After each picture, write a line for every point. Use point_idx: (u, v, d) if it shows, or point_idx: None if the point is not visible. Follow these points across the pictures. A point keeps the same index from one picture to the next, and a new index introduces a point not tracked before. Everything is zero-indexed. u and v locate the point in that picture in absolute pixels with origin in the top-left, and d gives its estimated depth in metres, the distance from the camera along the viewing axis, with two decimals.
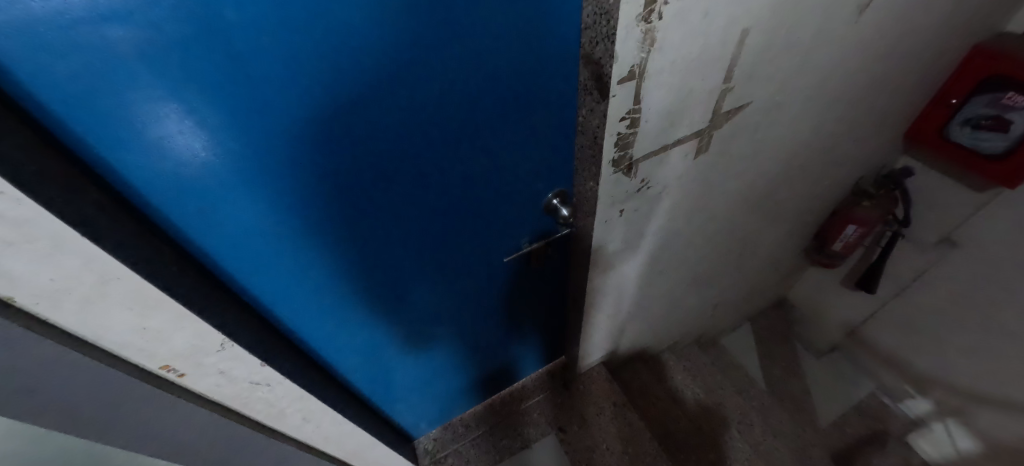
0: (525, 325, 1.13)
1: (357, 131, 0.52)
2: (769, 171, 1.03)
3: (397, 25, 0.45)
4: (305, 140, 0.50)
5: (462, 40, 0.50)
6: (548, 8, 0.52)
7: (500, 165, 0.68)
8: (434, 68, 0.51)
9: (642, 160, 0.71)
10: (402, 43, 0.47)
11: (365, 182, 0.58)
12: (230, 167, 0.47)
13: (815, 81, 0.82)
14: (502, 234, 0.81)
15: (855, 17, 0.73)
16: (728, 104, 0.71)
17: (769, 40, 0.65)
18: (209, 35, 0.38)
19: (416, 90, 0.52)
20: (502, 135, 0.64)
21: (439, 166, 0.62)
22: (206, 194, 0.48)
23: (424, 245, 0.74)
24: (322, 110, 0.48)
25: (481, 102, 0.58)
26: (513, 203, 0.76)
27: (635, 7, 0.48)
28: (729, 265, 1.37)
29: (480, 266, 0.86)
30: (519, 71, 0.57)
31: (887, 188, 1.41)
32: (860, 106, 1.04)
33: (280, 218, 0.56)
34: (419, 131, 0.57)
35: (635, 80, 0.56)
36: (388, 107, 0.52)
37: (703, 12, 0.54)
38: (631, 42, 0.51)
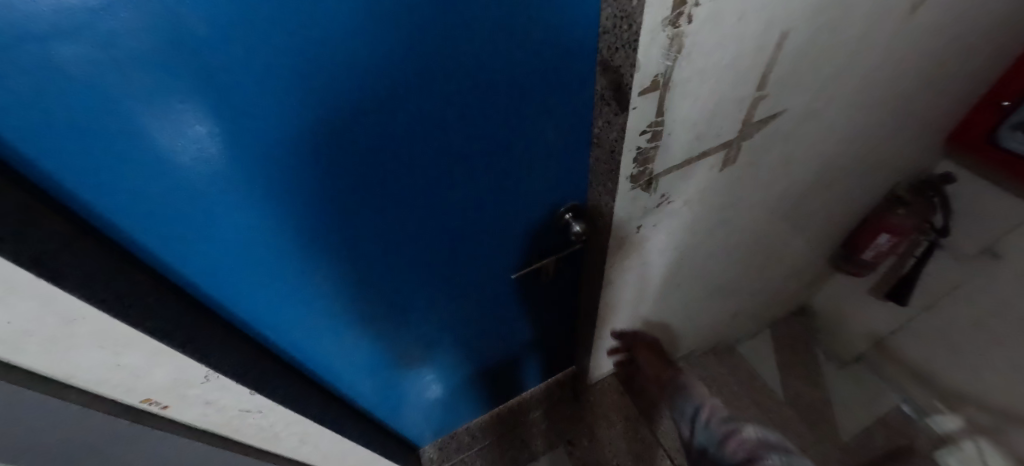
0: (534, 339, 1.08)
1: (353, 157, 0.47)
2: (800, 180, 0.95)
3: (399, 40, 0.39)
4: (295, 168, 0.45)
5: (474, 55, 0.44)
6: None
7: (511, 184, 0.62)
8: (440, 85, 0.45)
9: (663, 175, 0.64)
10: (405, 60, 0.41)
11: (362, 207, 0.54)
12: (211, 192, 0.43)
13: (857, 85, 0.75)
14: (511, 253, 0.76)
15: (907, 14, 0.65)
16: (761, 112, 0.65)
17: (811, 43, 0.58)
18: (177, 60, 0.33)
19: (419, 109, 0.46)
20: (515, 155, 0.58)
21: (444, 186, 0.57)
22: (187, 224, 0.44)
23: (426, 265, 0.69)
24: (313, 133, 0.43)
25: (492, 121, 0.52)
26: (522, 219, 0.71)
27: (662, 10, 0.42)
28: (751, 275, 1.30)
29: (488, 283, 0.81)
30: (530, 81, 0.52)
31: (924, 195, 1.30)
32: (902, 110, 0.95)
33: (271, 243, 0.52)
34: (421, 154, 0.51)
35: (658, 91, 0.50)
36: (387, 128, 0.46)
37: (739, 14, 0.47)
38: (655, 48, 0.45)
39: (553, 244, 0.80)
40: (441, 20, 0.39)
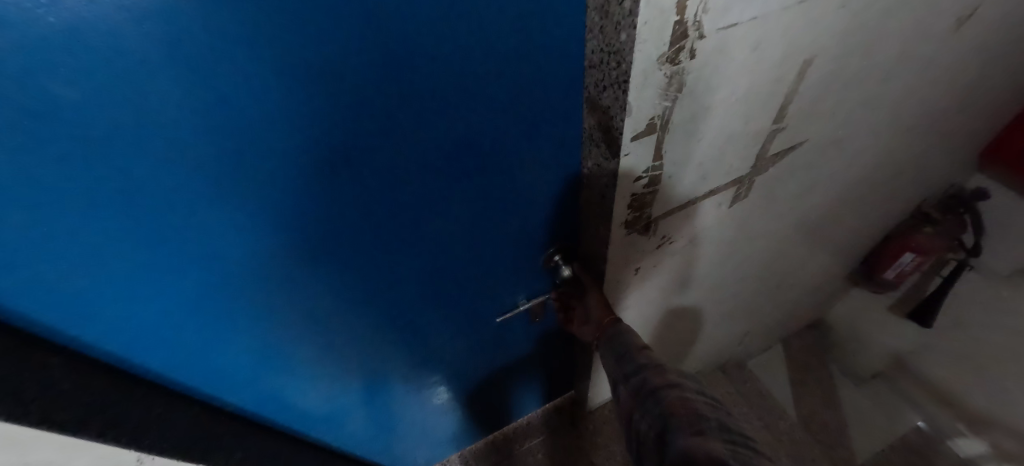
0: (527, 372, 1.02)
1: (276, 210, 0.42)
2: (821, 206, 0.87)
3: (319, 95, 0.34)
4: (210, 223, 0.41)
5: (414, 105, 0.39)
6: (542, 48, 0.39)
7: (477, 227, 0.56)
8: (379, 138, 0.40)
9: (664, 217, 0.57)
10: (330, 115, 0.36)
11: (297, 258, 0.49)
12: (127, 255, 0.40)
13: (890, 107, 0.66)
14: (493, 291, 0.70)
15: (953, 31, 0.57)
16: (778, 145, 0.57)
17: (839, 69, 0.50)
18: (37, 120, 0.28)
19: (358, 165, 0.42)
20: (477, 200, 0.52)
21: (401, 234, 0.52)
22: (91, 284, 0.40)
23: (395, 309, 0.65)
24: (236, 194, 0.39)
25: (440, 169, 0.46)
26: (507, 261, 0.65)
27: (658, 45, 0.35)
28: (763, 299, 1.21)
29: (468, 324, 0.76)
30: (504, 128, 0.45)
31: (953, 212, 1.21)
32: (940, 127, 0.85)
33: (198, 298, 0.47)
34: (360, 205, 0.46)
35: (655, 134, 0.43)
36: (323, 184, 0.42)
37: (753, 44, 0.40)
38: (651, 89, 0.38)
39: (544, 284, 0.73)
40: (359, 70, 0.34)
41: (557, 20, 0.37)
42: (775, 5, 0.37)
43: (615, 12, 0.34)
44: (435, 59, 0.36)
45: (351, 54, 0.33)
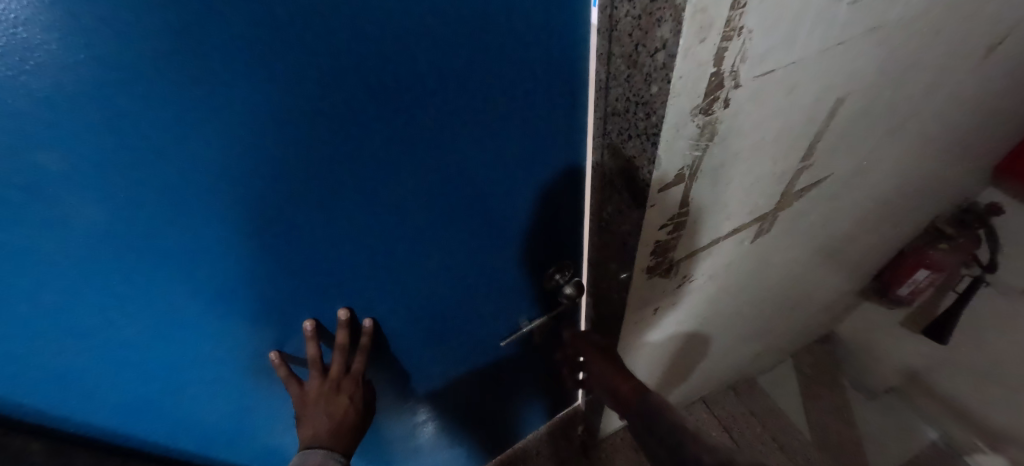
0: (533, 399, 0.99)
1: (249, 267, 0.39)
2: (840, 232, 0.84)
3: (321, 145, 0.33)
4: (179, 285, 0.37)
5: (418, 150, 0.38)
6: (546, 78, 0.39)
7: (473, 264, 0.54)
8: (383, 188, 0.39)
9: (685, 258, 0.55)
10: (332, 166, 0.35)
11: (274, 317, 0.45)
12: (116, 317, 0.37)
13: (915, 135, 0.64)
14: (500, 323, 0.68)
15: (982, 58, 0.55)
16: (805, 180, 0.54)
17: (870, 104, 0.48)
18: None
19: (360, 216, 0.40)
20: (467, 237, 0.49)
21: (401, 281, 0.50)
22: (46, 352, 0.36)
23: (393, 352, 0.61)
24: (233, 251, 0.37)
25: (443, 214, 0.45)
26: (509, 288, 0.61)
27: (692, 98, 0.32)
28: (777, 321, 1.19)
29: (476, 359, 0.73)
30: (507, 168, 0.44)
31: (967, 228, 1.12)
32: (963, 148, 0.83)
33: (172, 362, 0.44)
34: (351, 256, 0.44)
35: (683, 183, 0.41)
36: (323, 236, 0.40)
37: (790, 88, 0.37)
38: (682, 141, 0.35)
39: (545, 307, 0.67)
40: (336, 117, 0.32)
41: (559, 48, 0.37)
42: (814, 49, 0.35)
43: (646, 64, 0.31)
44: (427, 99, 0.34)
45: (334, 100, 0.31)
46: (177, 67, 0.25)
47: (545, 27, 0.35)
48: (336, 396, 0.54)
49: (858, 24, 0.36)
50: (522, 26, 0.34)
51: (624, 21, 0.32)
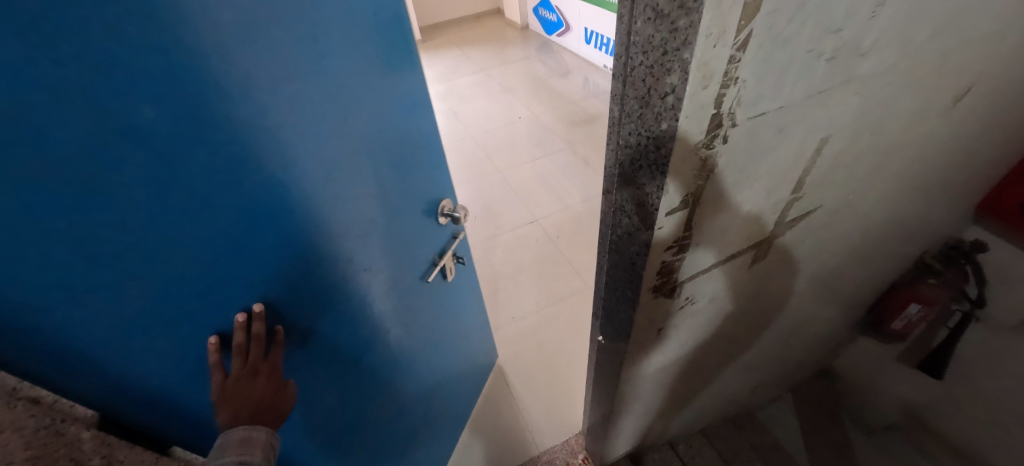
0: (453, 347, 1.17)
1: (268, 209, 0.53)
2: (831, 263, 0.89)
3: (314, 85, 0.52)
4: (223, 231, 0.50)
5: (362, 91, 0.59)
6: (409, 40, 0.66)
7: (390, 204, 0.72)
8: (349, 122, 0.59)
9: (687, 281, 0.59)
10: (320, 101, 0.54)
11: (275, 242, 0.56)
12: (183, 245, 0.47)
13: (894, 175, 0.70)
14: (416, 266, 0.86)
15: (951, 104, 0.61)
16: (796, 211, 0.59)
17: (852, 144, 0.54)
18: (83, 100, 0.36)
19: (339, 146, 0.59)
20: (385, 175, 0.69)
21: (369, 213, 0.68)
22: (126, 287, 0.44)
23: (370, 300, 0.77)
24: (265, 175, 0.51)
25: (383, 145, 0.66)
26: (429, 229, 0.86)
27: (696, 134, 0.37)
28: (774, 351, 1.21)
29: (409, 306, 0.89)
30: (406, 104, 0.69)
31: (956, 263, 1.11)
32: (940, 190, 0.89)
33: (216, 298, 0.53)
34: (337, 184, 0.61)
35: (686, 209, 0.45)
36: (320, 163, 0.57)
37: (779, 128, 0.43)
38: (687, 171, 0.40)
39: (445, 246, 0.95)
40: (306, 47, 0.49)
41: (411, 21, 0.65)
42: (799, 95, 0.41)
43: (655, 105, 0.37)
44: (362, 51, 0.57)
45: (317, 51, 0.51)
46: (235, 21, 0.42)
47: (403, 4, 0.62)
48: (255, 378, 0.58)
49: (835, 76, 0.42)
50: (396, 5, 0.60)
51: (638, 69, 0.38)
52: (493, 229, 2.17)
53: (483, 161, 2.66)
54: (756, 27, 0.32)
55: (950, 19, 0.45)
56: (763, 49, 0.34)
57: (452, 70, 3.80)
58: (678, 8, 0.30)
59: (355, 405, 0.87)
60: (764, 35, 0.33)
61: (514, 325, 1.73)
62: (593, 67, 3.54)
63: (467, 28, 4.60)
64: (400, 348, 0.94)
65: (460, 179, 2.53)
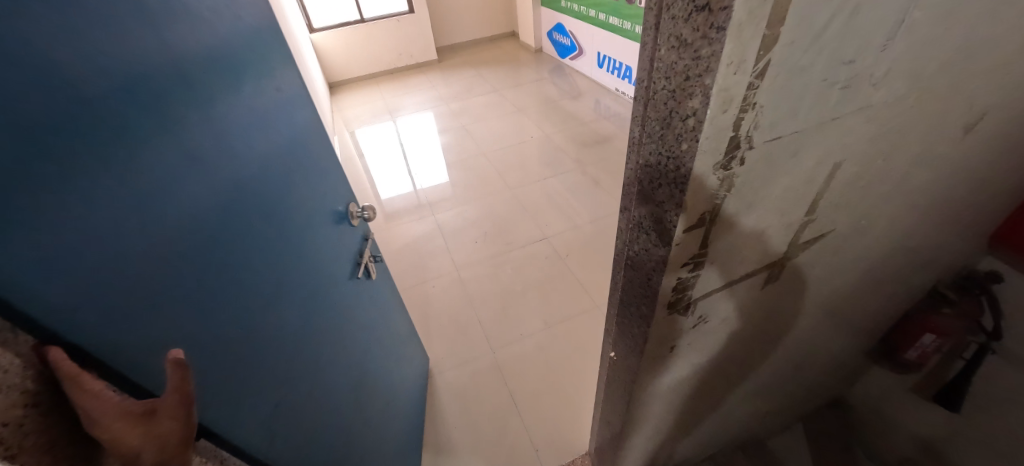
0: (393, 352, 1.21)
1: (219, 199, 0.58)
2: (844, 288, 0.89)
3: (229, 88, 0.61)
4: (193, 222, 0.53)
5: (263, 98, 0.70)
6: (282, 62, 0.79)
7: (307, 203, 0.81)
8: (260, 123, 0.68)
9: (701, 298, 0.60)
10: (236, 103, 0.63)
11: (235, 231, 0.60)
12: (166, 238, 0.49)
13: (906, 201, 0.71)
14: (343, 265, 0.94)
15: (961, 134, 0.63)
16: (809, 233, 0.61)
17: (865, 170, 0.56)
18: (74, 91, 0.40)
19: (257, 143, 0.67)
20: (295, 175, 0.78)
21: (294, 206, 0.76)
22: (141, 285, 0.45)
23: (319, 297, 0.82)
24: (210, 166, 0.56)
25: (289, 144, 0.76)
26: (343, 229, 0.95)
27: (715, 155, 0.39)
28: (787, 376, 1.20)
29: (349, 302, 0.95)
30: (296, 113, 0.81)
31: (970, 293, 1.10)
32: (952, 218, 0.90)
33: (206, 298, 0.54)
34: (263, 178, 0.68)
35: (703, 227, 0.47)
36: (247, 157, 0.64)
37: (793, 152, 0.45)
38: (706, 190, 0.42)
39: (359, 247, 1.04)
40: (208, 50, 0.58)
41: (280, 46, 0.79)
42: (813, 122, 0.43)
43: (677, 126, 0.39)
44: (255, 64, 0.69)
45: (226, 60, 0.61)
46: (165, 32, 0.51)
47: (269, 32, 0.76)
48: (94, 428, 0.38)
49: (848, 104, 0.44)
50: (264, 30, 0.74)
51: (660, 93, 0.40)
52: (502, 245, 2.20)
53: (495, 179, 2.70)
54: (774, 56, 0.34)
55: (958, 52, 0.47)
56: (779, 78, 0.36)
57: (467, 90, 3.91)
58: (701, 38, 0.33)
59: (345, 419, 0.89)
60: (781, 64, 0.35)
61: (521, 341, 1.73)
62: (604, 90, 3.61)
63: (482, 50, 4.74)
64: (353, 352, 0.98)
65: (471, 195, 2.58)
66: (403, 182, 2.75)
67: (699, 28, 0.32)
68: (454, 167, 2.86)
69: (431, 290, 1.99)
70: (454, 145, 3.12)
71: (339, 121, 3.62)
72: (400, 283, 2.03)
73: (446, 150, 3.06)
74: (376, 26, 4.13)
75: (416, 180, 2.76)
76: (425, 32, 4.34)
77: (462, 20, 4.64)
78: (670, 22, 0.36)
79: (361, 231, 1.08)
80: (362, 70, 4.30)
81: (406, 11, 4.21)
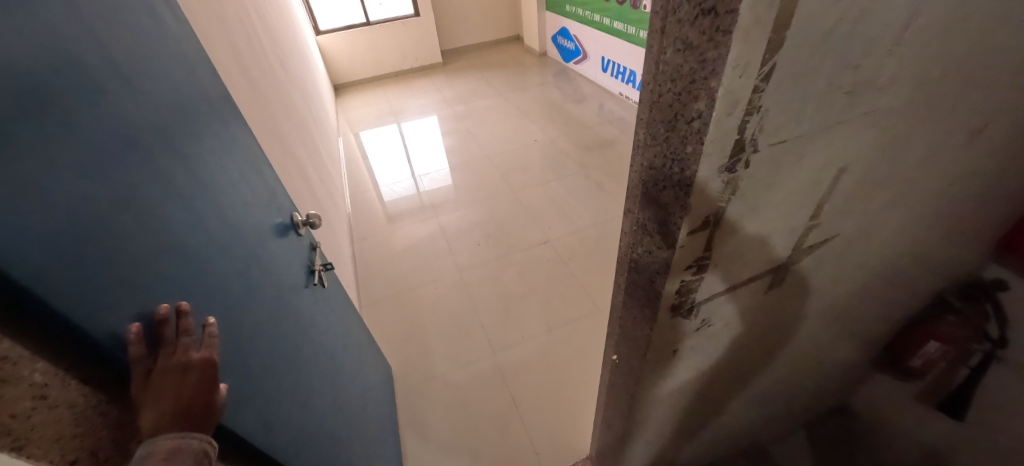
0: (357, 359, 1.20)
1: (175, 194, 0.57)
2: (848, 293, 0.89)
3: (160, 86, 0.60)
4: (157, 214, 0.52)
5: (192, 99, 0.68)
6: (205, 65, 0.77)
7: (255, 209, 0.80)
8: (195, 123, 0.67)
9: (705, 302, 0.60)
10: (170, 102, 0.62)
11: (194, 228, 0.59)
12: (135, 225, 0.48)
13: (912, 206, 0.71)
14: (297, 272, 0.93)
15: (967, 140, 0.63)
16: (814, 237, 0.61)
17: (870, 175, 0.56)
18: (27, 73, 0.39)
19: (197, 143, 0.66)
20: (239, 180, 0.76)
21: (244, 208, 0.75)
22: (122, 270, 0.45)
23: (281, 301, 0.81)
24: (159, 161, 0.56)
25: (224, 145, 0.75)
26: (289, 236, 0.94)
27: (720, 158, 0.39)
28: (790, 382, 1.19)
29: (309, 307, 0.94)
30: (224, 116, 0.79)
31: (974, 301, 1.08)
32: (958, 224, 0.89)
33: (180, 290, 0.53)
34: (211, 177, 0.67)
35: (708, 230, 0.47)
36: (192, 156, 0.63)
37: (798, 155, 0.45)
38: (711, 192, 0.42)
39: (308, 256, 1.03)
40: (138, 49, 0.57)
41: (199, 49, 0.77)
42: (818, 126, 0.43)
43: (682, 129, 0.39)
44: (180, 65, 0.67)
45: (154, 58, 0.60)
46: (100, 25, 0.50)
47: (189, 35, 0.75)
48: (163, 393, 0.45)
49: (853, 108, 0.44)
50: (185, 32, 0.73)
51: (666, 96, 0.40)
52: (505, 247, 2.20)
53: (498, 181, 2.71)
54: (780, 60, 0.34)
55: (965, 56, 0.47)
56: (785, 81, 0.36)
57: (471, 93, 3.92)
58: (707, 41, 0.33)
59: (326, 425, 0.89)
60: (787, 68, 0.35)
61: (523, 344, 1.72)
62: (608, 94, 3.62)
63: (487, 54, 4.77)
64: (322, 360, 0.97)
65: (475, 198, 2.58)
66: (406, 184, 2.77)
67: (705, 31, 0.33)
68: (457, 170, 2.87)
69: (434, 291, 1.99)
70: (457, 147, 3.13)
71: (344, 122, 3.64)
72: (403, 285, 2.04)
73: (450, 152, 3.07)
74: (382, 29, 4.16)
75: (419, 182, 2.77)
76: (430, 35, 4.37)
77: (468, 23, 4.67)
78: (675, 25, 0.36)
79: (306, 240, 1.06)
80: (367, 73, 4.33)
81: (412, 14, 4.25)
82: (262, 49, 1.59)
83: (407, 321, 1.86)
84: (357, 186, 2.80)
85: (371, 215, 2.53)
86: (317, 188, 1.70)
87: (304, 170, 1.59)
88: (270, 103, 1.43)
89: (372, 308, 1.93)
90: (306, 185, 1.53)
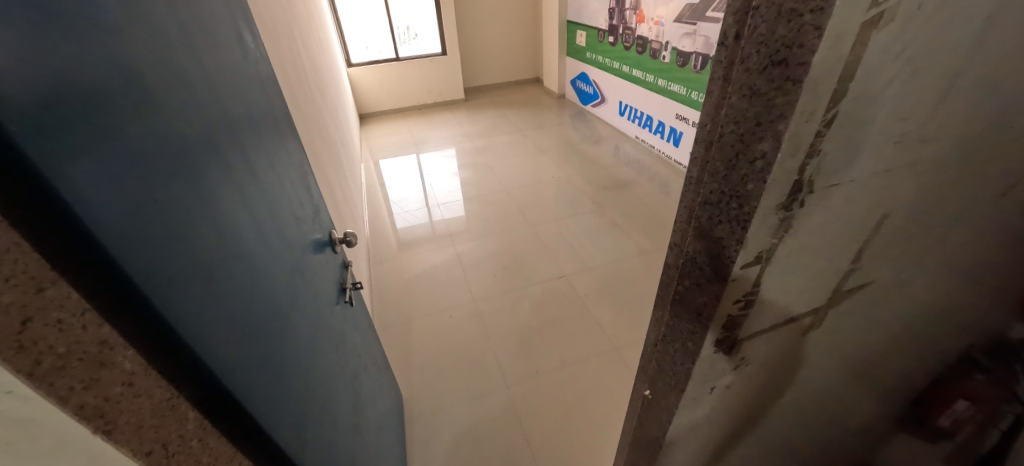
0: (375, 382, 1.18)
1: (243, 201, 0.60)
2: (879, 341, 0.88)
3: (239, 97, 0.66)
4: (228, 219, 0.55)
5: (263, 116, 0.74)
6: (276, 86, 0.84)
7: (302, 223, 0.82)
8: (262, 136, 0.72)
9: (748, 339, 0.60)
10: (247, 115, 0.67)
11: (255, 235, 0.62)
12: (208, 224, 0.50)
13: (945, 258, 0.72)
14: (332, 288, 0.94)
15: (1001, 196, 0.65)
16: (853, 281, 0.62)
17: (908, 223, 0.58)
18: (140, 74, 0.44)
19: (263, 155, 0.70)
20: (292, 194, 0.79)
21: (294, 220, 0.78)
22: (200, 268, 0.47)
23: (318, 314, 0.82)
24: (233, 168, 0.59)
25: (283, 158, 0.80)
26: (327, 252, 0.97)
27: (780, 195, 0.41)
28: (814, 433, 1.16)
29: (339, 323, 0.95)
30: (286, 135, 0.84)
31: (1006, 362, 1.04)
32: (988, 279, 0.90)
33: (242, 293, 0.55)
34: (273, 188, 0.71)
35: (761, 264, 0.48)
36: (259, 166, 0.67)
37: (848, 199, 0.47)
38: (766, 228, 0.44)
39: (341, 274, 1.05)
40: (223, 65, 0.62)
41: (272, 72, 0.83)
42: (869, 171, 0.45)
43: (744, 168, 0.42)
44: (256, 84, 0.74)
45: (236, 74, 0.66)
46: (199, 41, 0.56)
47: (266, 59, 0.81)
48: None
49: (900, 157, 0.46)
50: (263, 56, 0.79)
51: (727, 136, 0.43)
52: (520, 280, 2.20)
53: (515, 214, 2.75)
54: (842, 107, 0.37)
55: (1001, 115, 0.50)
56: (846, 128, 0.39)
57: (490, 129, 4.06)
58: (776, 88, 0.36)
59: (351, 442, 0.88)
60: (848, 115, 0.38)
61: (534, 379, 1.69)
62: (625, 137, 3.72)
63: (508, 94, 4.97)
64: (351, 377, 0.97)
65: (491, 229, 2.62)
66: (424, 212, 2.82)
67: (774, 79, 0.36)
68: (475, 200, 2.92)
69: (447, 320, 1.98)
70: (476, 179, 3.21)
71: (366, 150, 3.76)
72: (416, 311, 2.03)
73: (469, 183, 3.14)
74: (410, 64, 4.38)
75: (437, 211, 2.81)
76: (455, 73, 4.58)
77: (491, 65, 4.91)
78: (742, 73, 0.40)
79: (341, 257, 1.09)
80: (392, 105, 4.53)
81: (439, 53, 4.48)
82: (306, 77, 1.68)
83: (419, 348, 1.84)
84: (376, 212, 2.86)
85: (387, 240, 2.56)
86: (343, 209, 1.74)
87: (333, 191, 1.63)
88: (310, 127, 1.50)
89: (384, 333, 1.92)
90: (334, 206, 1.58)
